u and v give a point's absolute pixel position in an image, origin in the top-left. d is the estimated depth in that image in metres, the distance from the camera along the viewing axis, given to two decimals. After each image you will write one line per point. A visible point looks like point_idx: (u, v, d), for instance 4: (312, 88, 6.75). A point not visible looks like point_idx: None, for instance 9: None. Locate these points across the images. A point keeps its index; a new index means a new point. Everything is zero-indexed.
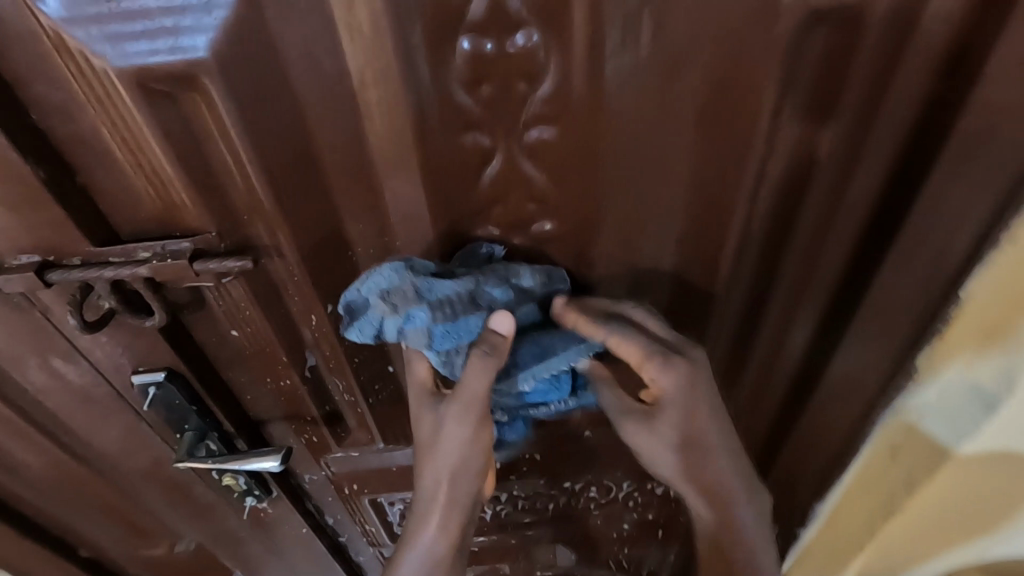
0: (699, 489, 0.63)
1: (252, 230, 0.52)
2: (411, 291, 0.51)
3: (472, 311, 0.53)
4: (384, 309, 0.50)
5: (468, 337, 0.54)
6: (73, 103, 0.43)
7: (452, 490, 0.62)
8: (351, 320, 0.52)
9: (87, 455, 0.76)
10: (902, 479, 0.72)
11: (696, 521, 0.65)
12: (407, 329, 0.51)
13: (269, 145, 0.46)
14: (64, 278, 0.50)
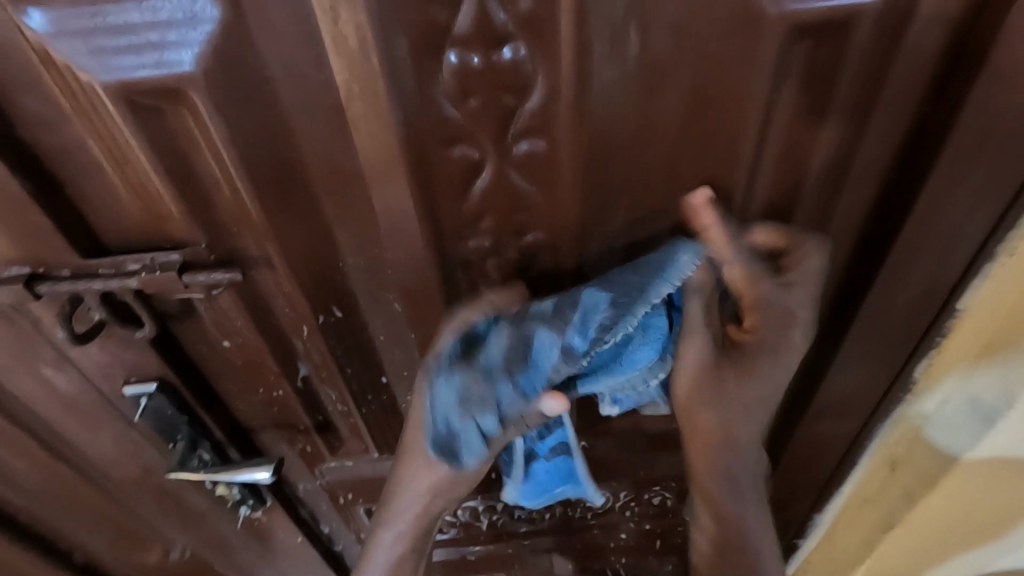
0: (733, 472, 0.60)
1: (242, 242, 0.52)
2: (480, 383, 0.53)
3: (540, 347, 0.53)
4: (469, 416, 0.54)
5: (553, 363, 0.53)
6: (60, 116, 0.43)
7: (427, 506, 0.62)
8: (456, 454, 0.56)
9: (79, 462, 0.76)
10: (904, 487, 0.77)
11: (723, 510, 0.61)
12: (502, 412, 0.54)
13: (256, 159, 0.46)
14: (52, 289, 0.50)
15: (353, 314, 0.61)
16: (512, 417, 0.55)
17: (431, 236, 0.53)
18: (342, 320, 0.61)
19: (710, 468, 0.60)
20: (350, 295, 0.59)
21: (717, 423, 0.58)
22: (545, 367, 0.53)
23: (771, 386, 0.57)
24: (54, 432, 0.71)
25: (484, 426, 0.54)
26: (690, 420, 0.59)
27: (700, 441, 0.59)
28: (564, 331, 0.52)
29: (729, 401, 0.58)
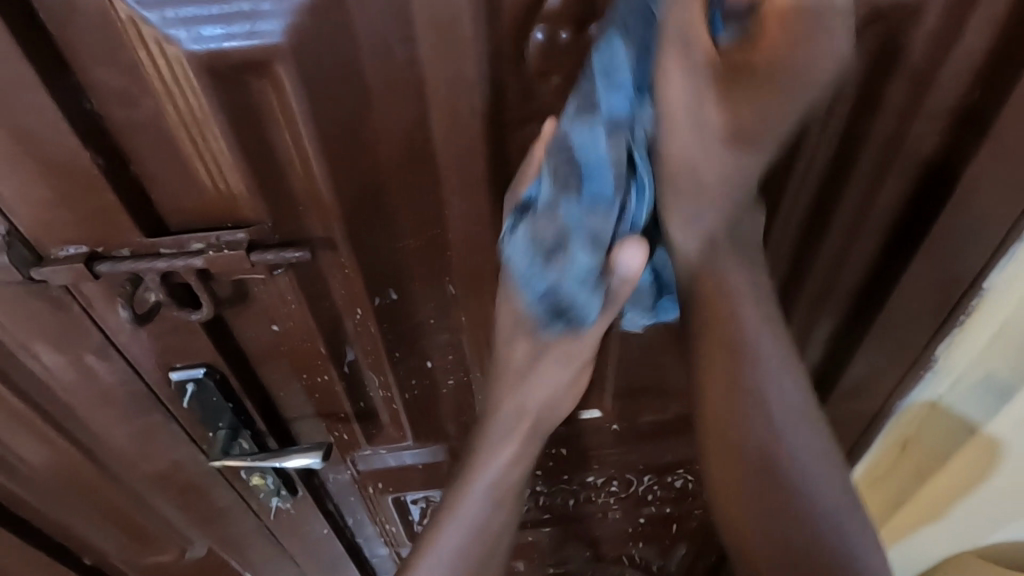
0: (755, 355, 0.49)
1: (307, 221, 0.51)
2: (552, 240, 0.43)
3: (583, 149, 0.41)
4: (563, 266, 0.43)
5: (604, 155, 0.41)
6: (138, 87, 0.42)
7: (518, 467, 0.55)
8: (579, 320, 0.46)
9: (102, 459, 0.73)
10: (917, 462, 0.82)
11: (746, 398, 0.49)
12: (592, 238, 0.43)
13: (332, 136, 0.46)
14: (112, 269, 0.49)
15: (407, 297, 0.60)
16: (604, 245, 0.43)
17: (496, 217, 0.53)
18: (396, 303, 0.61)
19: (727, 359, 0.49)
20: (406, 276, 0.59)
21: (702, 253, 0.47)
22: (602, 162, 0.41)
23: (747, 169, 0.43)
24: (80, 429, 0.68)
25: (582, 269, 0.43)
26: (687, 255, 0.47)
27: (706, 302, 0.48)
28: (598, 104, 0.41)
29: (708, 174, 0.43)
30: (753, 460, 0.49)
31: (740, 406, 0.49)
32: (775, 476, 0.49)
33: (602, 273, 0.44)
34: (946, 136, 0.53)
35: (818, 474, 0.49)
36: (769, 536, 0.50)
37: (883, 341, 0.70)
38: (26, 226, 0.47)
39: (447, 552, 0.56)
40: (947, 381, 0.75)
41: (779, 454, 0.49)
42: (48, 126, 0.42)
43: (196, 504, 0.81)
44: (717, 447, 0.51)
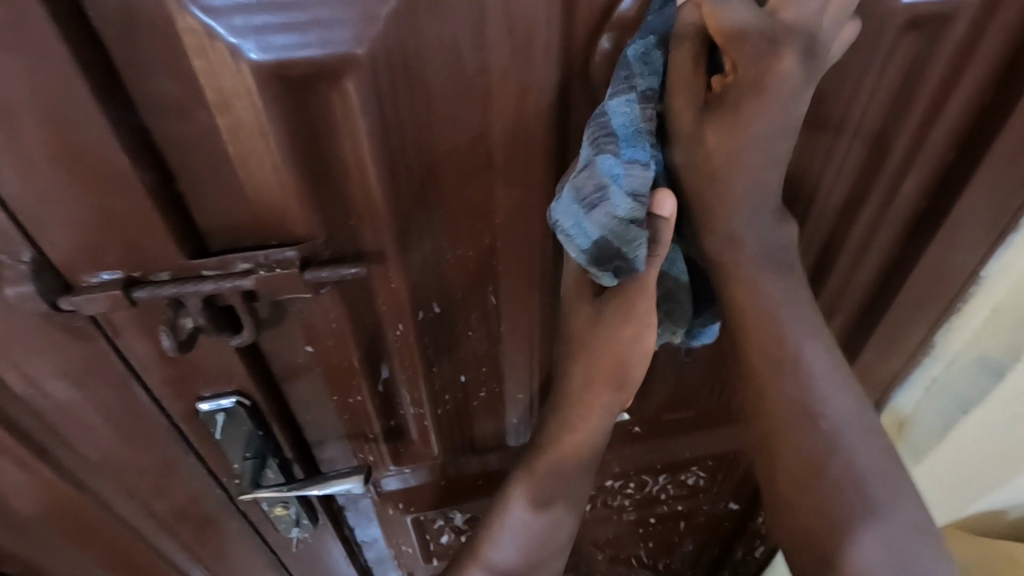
0: (785, 324, 0.50)
1: (358, 235, 0.50)
2: (594, 187, 0.43)
3: (619, 117, 0.43)
4: (606, 213, 0.43)
5: (637, 124, 0.43)
6: (192, 99, 0.40)
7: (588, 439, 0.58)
8: (628, 265, 0.46)
9: (107, 502, 0.67)
10: (914, 444, 0.85)
11: (778, 367, 0.50)
12: (631, 188, 0.43)
13: (394, 149, 0.45)
14: (152, 295, 0.45)
15: (450, 310, 0.59)
16: (646, 194, 0.44)
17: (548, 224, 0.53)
18: (438, 317, 0.60)
19: (755, 329, 0.50)
20: (449, 288, 0.57)
21: (741, 240, 0.49)
22: (635, 132, 0.43)
23: (782, 146, 0.46)
24: (89, 469, 0.63)
25: (626, 213, 0.43)
26: (727, 240, 0.49)
27: (733, 277, 0.50)
28: (633, 84, 0.43)
29: (749, 157, 0.46)
30: (797, 417, 0.50)
31: (777, 367, 0.50)
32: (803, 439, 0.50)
33: (642, 215, 0.44)
34: (960, 136, 0.57)
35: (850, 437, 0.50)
36: (810, 497, 0.49)
37: (889, 333, 0.74)
38: (55, 250, 0.44)
39: (515, 530, 0.59)
40: (942, 364, 0.80)
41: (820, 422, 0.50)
42: (93, 140, 0.39)
43: (208, 542, 0.76)
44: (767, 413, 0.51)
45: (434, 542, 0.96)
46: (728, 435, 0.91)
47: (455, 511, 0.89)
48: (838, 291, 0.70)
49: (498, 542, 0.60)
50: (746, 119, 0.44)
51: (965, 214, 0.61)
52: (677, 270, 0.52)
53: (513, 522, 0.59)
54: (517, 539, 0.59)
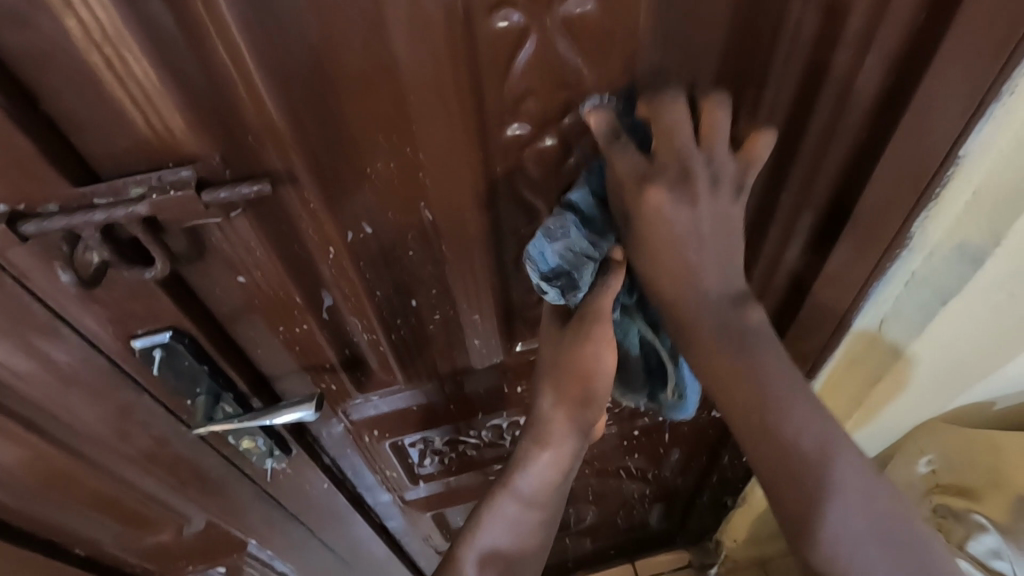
0: (756, 373, 0.49)
1: (261, 152, 0.46)
2: (558, 228, 0.53)
3: (581, 200, 0.54)
4: (565, 245, 0.53)
5: (595, 206, 0.54)
6: (29, 3, 0.35)
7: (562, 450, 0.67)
8: (573, 286, 0.55)
9: (77, 448, 0.68)
10: (889, 347, 0.82)
11: (735, 374, 0.50)
12: (590, 238, 0.53)
13: (278, 50, 0.41)
14: (40, 229, 0.43)
15: (383, 230, 0.57)
16: (600, 245, 0.54)
17: (471, 127, 0.50)
18: (373, 239, 0.57)
19: (706, 350, 0.51)
20: (378, 207, 0.54)
21: (697, 315, 0.50)
22: (596, 210, 0.54)
23: (703, 252, 0.50)
24: (46, 419, 0.62)
25: (579, 249, 0.53)
26: (683, 318, 0.51)
27: (697, 338, 0.51)
28: (588, 181, 0.55)
29: (672, 264, 0.50)
30: (750, 425, 0.49)
31: (729, 379, 0.50)
32: (794, 489, 0.47)
33: (597, 255, 0.54)
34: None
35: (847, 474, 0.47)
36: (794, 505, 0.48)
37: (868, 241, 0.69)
38: None
39: (509, 504, 0.68)
40: (923, 256, 0.72)
41: (817, 465, 0.47)
42: None
43: (189, 478, 0.78)
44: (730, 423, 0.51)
45: (419, 466, 0.98)
46: None
47: (433, 436, 0.90)
48: (804, 184, 0.66)
49: (483, 540, 0.67)
50: (654, 232, 0.50)
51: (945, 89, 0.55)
52: (629, 341, 0.62)
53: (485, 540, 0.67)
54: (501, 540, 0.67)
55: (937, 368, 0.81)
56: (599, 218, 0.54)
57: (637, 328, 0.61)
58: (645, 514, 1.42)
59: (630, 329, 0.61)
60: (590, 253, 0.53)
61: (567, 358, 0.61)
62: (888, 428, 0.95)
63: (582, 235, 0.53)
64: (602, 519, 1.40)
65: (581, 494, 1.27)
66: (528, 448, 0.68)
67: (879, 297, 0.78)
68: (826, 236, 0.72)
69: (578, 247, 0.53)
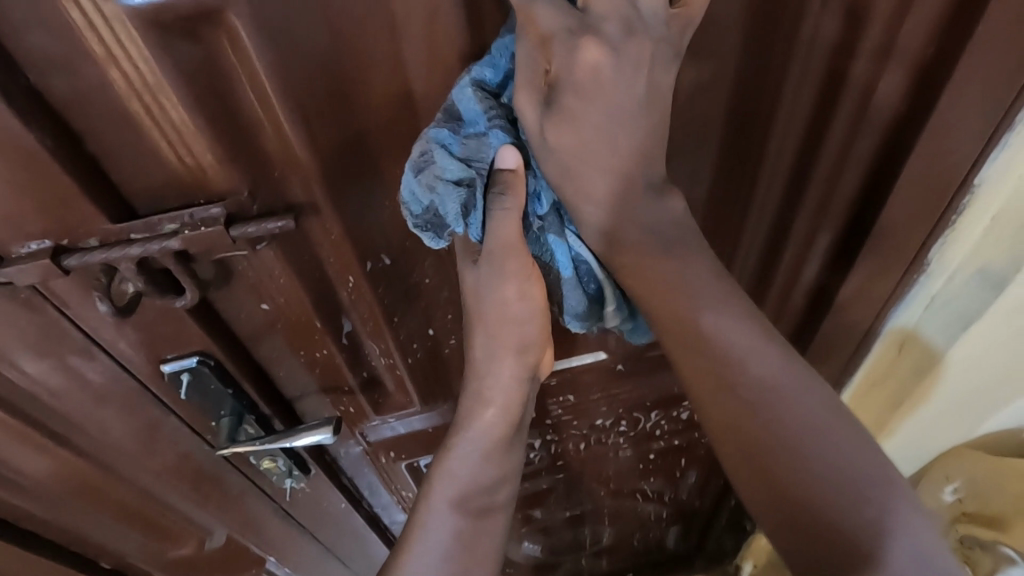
0: (687, 287, 0.49)
1: (286, 186, 0.49)
2: (425, 148, 0.44)
3: (460, 101, 0.45)
4: (432, 175, 0.44)
5: (476, 103, 0.44)
6: (76, 56, 0.38)
7: (503, 417, 0.56)
8: (449, 226, 0.47)
9: (107, 463, 0.71)
10: (910, 370, 0.80)
11: (681, 291, 0.49)
12: (464, 154, 0.44)
13: (303, 93, 0.44)
14: (81, 263, 0.45)
15: (400, 258, 0.59)
16: (481, 160, 0.45)
17: None
18: (390, 268, 0.59)
19: (659, 292, 0.49)
20: (395, 237, 0.57)
21: (682, 304, 0.48)
22: (479, 112, 0.45)
23: (616, 128, 0.46)
24: (78, 435, 0.65)
25: (450, 173, 0.44)
26: (634, 273, 0.49)
27: (675, 329, 0.49)
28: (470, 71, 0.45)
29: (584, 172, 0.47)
30: (703, 354, 0.48)
31: (675, 306, 0.49)
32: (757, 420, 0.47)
33: (472, 178, 0.45)
34: (939, 29, 0.51)
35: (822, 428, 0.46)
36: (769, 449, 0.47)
37: (881, 267, 0.69)
38: None
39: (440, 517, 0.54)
40: (942, 281, 0.71)
41: (764, 388, 0.47)
42: None
43: (210, 494, 0.80)
44: (684, 361, 0.50)
45: None
46: None
47: None
48: (815, 213, 0.66)
49: (415, 560, 0.53)
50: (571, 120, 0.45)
51: (954, 121, 0.55)
52: (550, 255, 0.51)
53: (431, 542, 0.53)
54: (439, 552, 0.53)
55: (963, 392, 0.78)
56: (484, 117, 0.45)
57: (562, 242, 0.50)
58: (661, 535, 1.40)
59: (558, 247, 0.50)
60: (463, 173, 0.45)
61: (495, 313, 0.52)
62: (913, 449, 0.92)
63: (451, 153, 0.44)
64: (618, 539, 1.39)
65: (596, 516, 1.27)
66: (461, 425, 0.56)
67: (899, 316, 0.77)
68: (840, 262, 0.72)
69: (447, 171, 0.44)
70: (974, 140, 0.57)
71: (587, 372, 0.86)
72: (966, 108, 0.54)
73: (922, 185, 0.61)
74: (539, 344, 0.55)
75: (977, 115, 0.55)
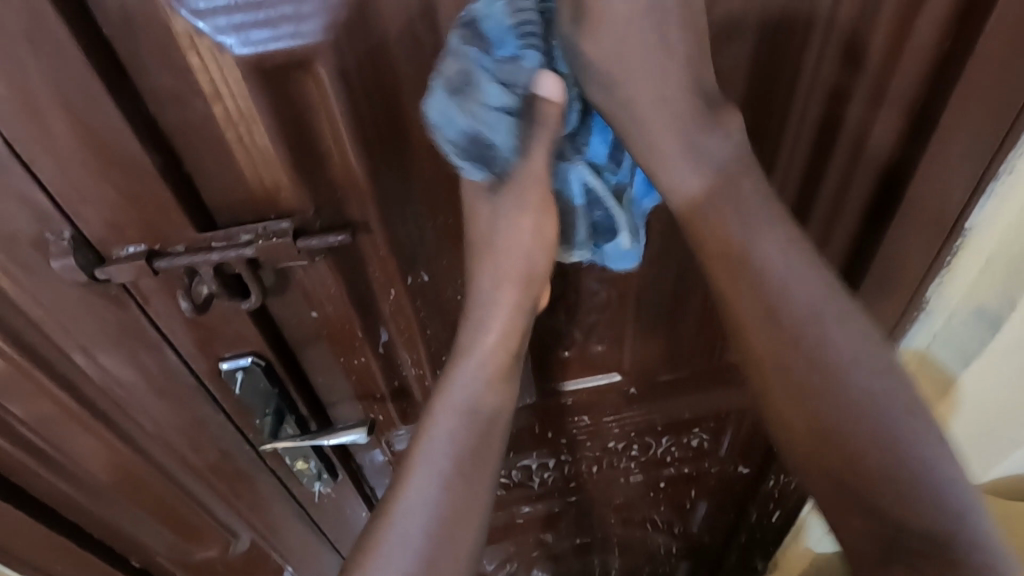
0: (752, 246, 0.52)
1: (345, 208, 0.57)
2: (458, 63, 0.47)
3: (487, 18, 0.47)
4: (474, 101, 0.47)
5: (506, 19, 0.47)
6: (190, 94, 0.47)
7: (504, 341, 0.59)
8: (490, 156, 0.51)
9: (155, 457, 0.77)
10: None
11: (741, 261, 0.52)
12: (503, 79, 0.48)
13: (368, 126, 0.52)
14: (170, 264, 0.53)
15: (437, 276, 0.66)
16: (518, 83, 0.49)
17: None
18: (427, 284, 0.66)
19: (726, 253, 0.52)
20: (434, 256, 0.64)
21: (734, 232, 0.52)
22: (506, 31, 0.48)
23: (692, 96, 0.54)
24: (135, 426, 0.72)
25: (494, 98, 0.48)
26: (708, 237, 0.52)
27: (729, 271, 0.52)
28: None
29: (643, 106, 0.53)
30: (764, 304, 0.52)
31: (737, 267, 0.52)
32: (809, 363, 0.51)
33: (513, 105, 0.49)
34: (922, 89, 0.58)
35: (875, 388, 0.50)
36: (820, 410, 0.51)
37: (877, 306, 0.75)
38: (93, 229, 0.52)
39: (439, 449, 0.57)
40: (942, 319, 0.74)
41: (817, 343, 0.51)
42: (113, 133, 0.47)
43: (243, 493, 0.85)
44: (740, 309, 0.53)
45: None
46: (729, 395, 0.95)
47: None
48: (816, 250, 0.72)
49: (408, 510, 0.55)
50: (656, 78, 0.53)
51: (942, 169, 0.61)
52: (568, 188, 0.56)
53: (423, 484, 0.56)
54: (432, 508, 0.55)
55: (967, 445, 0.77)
56: (513, 35, 0.48)
57: (578, 171, 0.55)
58: (672, 571, 1.40)
59: (574, 174, 0.55)
60: (502, 94, 0.48)
61: (509, 243, 0.57)
62: None
63: (490, 73, 0.47)
64: (627, 571, 1.39)
65: (606, 545, 1.28)
66: (457, 358, 0.59)
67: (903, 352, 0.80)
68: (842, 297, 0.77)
69: (486, 92, 0.48)
70: (963, 185, 0.62)
71: (601, 393, 0.90)
72: (951, 159, 0.60)
73: (914, 228, 0.66)
74: (542, 279, 0.60)
75: (961, 166, 0.61)
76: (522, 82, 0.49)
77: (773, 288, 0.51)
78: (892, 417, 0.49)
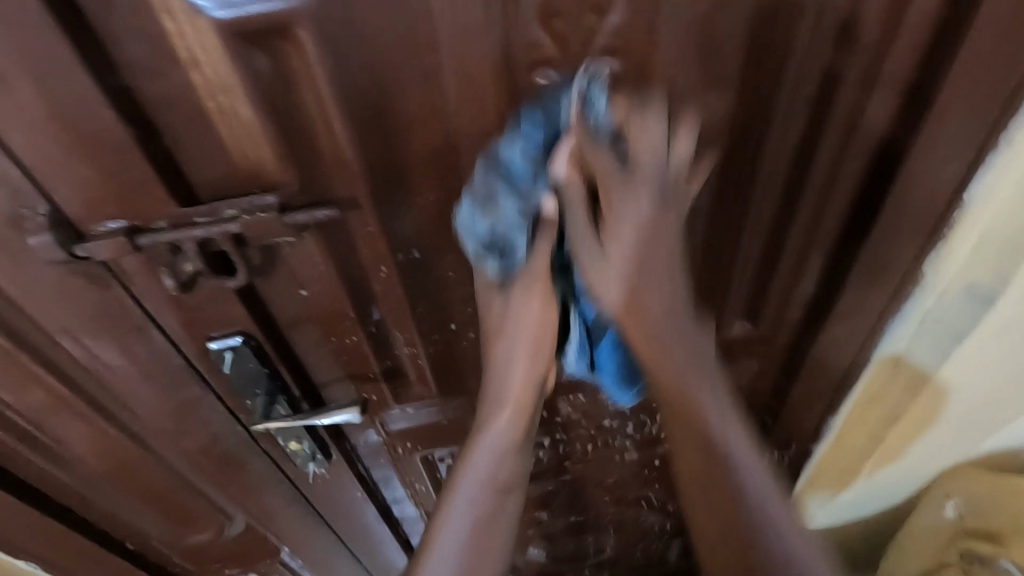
0: (683, 381, 0.60)
1: (332, 183, 0.55)
2: (483, 184, 0.54)
3: (508, 158, 0.53)
4: (494, 213, 0.54)
5: (528, 166, 0.53)
6: (166, 62, 0.45)
7: (533, 369, 0.63)
8: (502, 255, 0.58)
9: (144, 440, 0.76)
10: (909, 385, 0.80)
11: (675, 378, 0.60)
12: (520, 201, 0.54)
13: (353, 96, 0.50)
14: (153, 241, 0.52)
15: (428, 253, 0.64)
16: (532, 205, 0.55)
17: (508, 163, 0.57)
18: (418, 261, 0.65)
19: (660, 368, 0.60)
20: (425, 233, 0.62)
21: (675, 372, 0.60)
22: (526, 171, 0.53)
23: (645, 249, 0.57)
24: (122, 409, 0.70)
25: (512, 218, 0.55)
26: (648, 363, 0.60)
27: (670, 395, 0.61)
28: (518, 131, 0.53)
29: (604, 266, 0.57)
30: (682, 407, 0.61)
31: (681, 404, 0.61)
32: (712, 449, 0.61)
33: (524, 224, 0.56)
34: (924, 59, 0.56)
35: (764, 486, 0.61)
36: (713, 491, 0.62)
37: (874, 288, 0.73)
38: (69, 205, 0.50)
39: (475, 475, 0.64)
40: (934, 298, 0.72)
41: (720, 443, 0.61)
42: (85, 103, 0.45)
43: (236, 476, 0.84)
44: (667, 416, 0.62)
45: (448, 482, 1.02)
46: None
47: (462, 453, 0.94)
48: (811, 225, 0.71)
49: (448, 528, 0.63)
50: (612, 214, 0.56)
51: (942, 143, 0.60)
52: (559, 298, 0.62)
53: (461, 505, 0.64)
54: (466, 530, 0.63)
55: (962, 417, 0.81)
56: (531, 179, 0.54)
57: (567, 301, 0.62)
58: (665, 548, 1.41)
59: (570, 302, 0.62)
60: (513, 215, 0.55)
61: (525, 317, 0.60)
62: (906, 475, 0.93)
63: (506, 200, 0.54)
64: (621, 549, 1.40)
65: (601, 524, 1.29)
66: (493, 386, 0.64)
67: (892, 335, 0.78)
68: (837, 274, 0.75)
69: (499, 220, 0.55)
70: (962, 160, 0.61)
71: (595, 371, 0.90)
72: (951, 133, 0.59)
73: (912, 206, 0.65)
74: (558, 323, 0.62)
75: (960, 142, 0.60)
76: (532, 206, 0.55)
77: (696, 399, 0.60)
78: (765, 508, 0.61)
